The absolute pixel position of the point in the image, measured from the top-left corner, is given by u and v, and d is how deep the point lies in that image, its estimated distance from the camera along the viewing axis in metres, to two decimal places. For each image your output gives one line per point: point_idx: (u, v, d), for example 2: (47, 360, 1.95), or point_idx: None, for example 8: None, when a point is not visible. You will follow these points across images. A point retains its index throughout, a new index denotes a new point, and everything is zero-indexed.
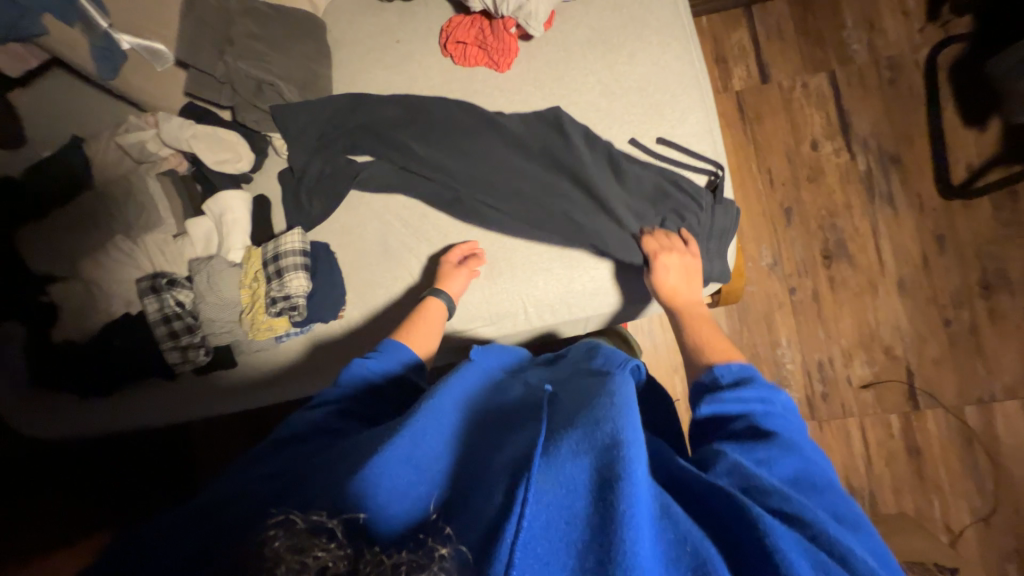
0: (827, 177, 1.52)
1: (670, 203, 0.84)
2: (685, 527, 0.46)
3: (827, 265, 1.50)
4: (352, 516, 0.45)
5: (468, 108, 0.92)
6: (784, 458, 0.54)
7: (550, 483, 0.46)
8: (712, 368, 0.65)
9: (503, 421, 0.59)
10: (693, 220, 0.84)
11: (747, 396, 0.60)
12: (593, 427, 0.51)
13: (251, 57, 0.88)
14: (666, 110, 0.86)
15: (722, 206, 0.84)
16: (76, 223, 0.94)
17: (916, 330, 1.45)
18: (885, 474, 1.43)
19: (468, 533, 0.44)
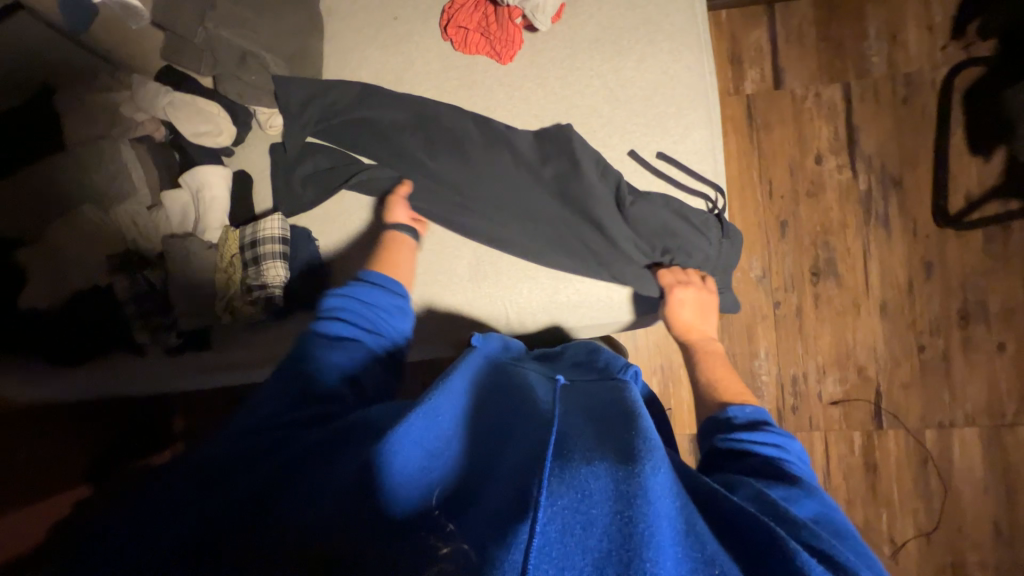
0: (827, 193, 1.50)
1: (680, 236, 0.82)
2: (709, 545, 0.43)
3: (815, 282, 1.51)
4: (373, 501, 0.48)
5: (474, 117, 0.87)
6: (802, 497, 0.54)
7: (565, 488, 0.44)
8: (727, 408, 0.68)
9: (517, 413, 0.58)
10: (699, 255, 0.84)
11: (760, 436, 0.62)
12: (606, 438, 0.50)
13: (235, 25, 0.83)
14: (670, 123, 0.83)
15: (729, 241, 0.85)
16: (41, 184, 0.89)
17: (891, 354, 1.48)
18: (841, 486, 1.49)
19: (472, 532, 0.44)
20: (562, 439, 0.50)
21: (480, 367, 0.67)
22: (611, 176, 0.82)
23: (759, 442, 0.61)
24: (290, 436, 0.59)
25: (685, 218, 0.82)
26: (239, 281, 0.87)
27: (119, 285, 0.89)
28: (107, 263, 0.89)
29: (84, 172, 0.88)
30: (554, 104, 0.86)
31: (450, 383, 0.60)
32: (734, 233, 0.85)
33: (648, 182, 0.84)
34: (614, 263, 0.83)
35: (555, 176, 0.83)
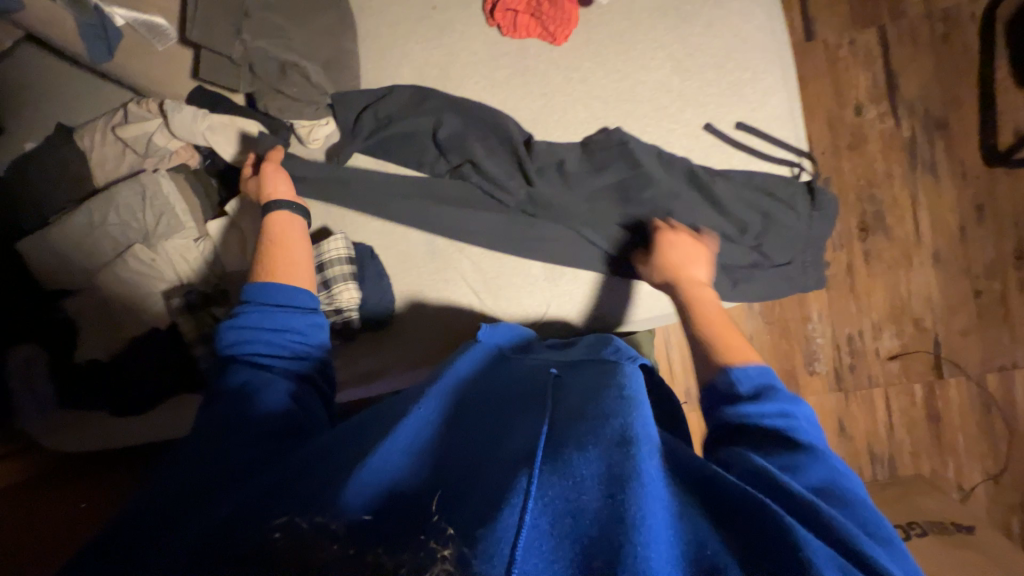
0: (869, 144, 1.45)
1: (769, 215, 0.76)
2: (693, 530, 0.39)
3: (863, 238, 1.47)
4: (357, 520, 0.39)
5: (523, 130, 0.82)
6: (810, 461, 0.47)
7: (556, 475, 0.41)
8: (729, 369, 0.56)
9: (507, 408, 0.53)
10: (788, 234, 0.77)
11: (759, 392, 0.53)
12: (601, 420, 0.46)
13: (270, 34, 0.77)
14: (746, 90, 0.78)
15: (820, 214, 0.77)
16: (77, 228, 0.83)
17: (947, 302, 1.45)
18: (905, 439, 1.49)
19: (467, 523, 0.39)
20: (549, 426, 0.47)
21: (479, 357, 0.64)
22: (670, 178, 0.78)
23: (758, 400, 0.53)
24: (233, 457, 0.50)
25: (765, 198, 0.77)
26: None
27: (184, 327, 0.84)
28: (168, 306, 0.85)
29: (132, 212, 0.84)
30: (617, 83, 0.81)
31: (445, 381, 0.56)
32: (829, 201, 0.77)
33: (728, 156, 0.78)
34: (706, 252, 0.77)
35: (603, 184, 0.79)
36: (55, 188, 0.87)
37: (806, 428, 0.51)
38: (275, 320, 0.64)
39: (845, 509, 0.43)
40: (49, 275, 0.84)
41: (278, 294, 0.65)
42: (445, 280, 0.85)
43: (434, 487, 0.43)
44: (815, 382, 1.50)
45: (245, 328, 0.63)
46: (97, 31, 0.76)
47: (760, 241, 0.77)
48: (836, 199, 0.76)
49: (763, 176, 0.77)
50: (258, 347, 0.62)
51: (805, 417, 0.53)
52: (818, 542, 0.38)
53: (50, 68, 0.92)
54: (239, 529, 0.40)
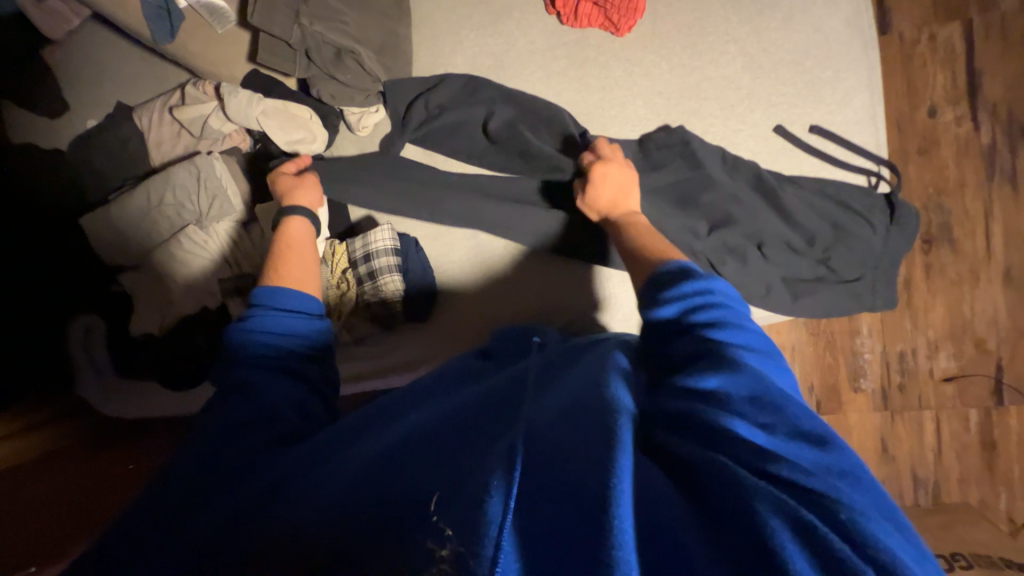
0: (941, 149, 1.34)
1: (840, 226, 0.71)
2: (660, 491, 0.40)
3: (926, 250, 1.37)
4: (350, 527, 0.40)
5: (579, 122, 0.79)
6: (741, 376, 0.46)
7: (534, 466, 0.41)
8: (666, 285, 0.56)
9: (491, 392, 0.54)
10: (857, 248, 0.72)
11: (690, 314, 0.53)
12: (577, 412, 0.45)
13: (326, 17, 0.74)
14: (825, 91, 0.74)
15: (894, 231, 0.72)
16: (134, 207, 0.85)
17: (1014, 325, 1.36)
18: (954, 465, 1.41)
19: (452, 511, 0.37)
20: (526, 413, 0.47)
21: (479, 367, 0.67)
22: (731, 185, 0.73)
23: (689, 322, 0.53)
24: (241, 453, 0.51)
25: (835, 208, 0.72)
26: (355, 297, 0.82)
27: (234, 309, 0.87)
28: (220, 287, 0.87)
29: (187, 193, 0.86)
30: (682, 79, 0.77)
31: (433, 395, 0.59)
32: (908, 217, 0.72)
33: (799, 160, 0.74)
34: (767, 261, 0.72)
35: (655, 187, 0.73)
36: (117, 167, 0.90)
37: (734, 334, 0.51)
38: (282, 323, 0.63)
39: (776, 414, 0.43)
40: (109, 250, 0.87)
41: (284, 298, 0.65)
42: (491, 277, 0.85)
43: (418, 480, 0.42)
44: (859, 400, 1.42)
45: (249, 332, 0.62)
46: (159, 9, 0.74)
47: (828, 253, 0.72)
48: (918, 214, 0.71)
49: (835, 182, 0.73)
50: (269, 347, 0.61)
51: (735, 320, 0.52)
52: (755, 479, 0.38)
53: (109, 47, 0.94)
54: (245, 532, 0.42)
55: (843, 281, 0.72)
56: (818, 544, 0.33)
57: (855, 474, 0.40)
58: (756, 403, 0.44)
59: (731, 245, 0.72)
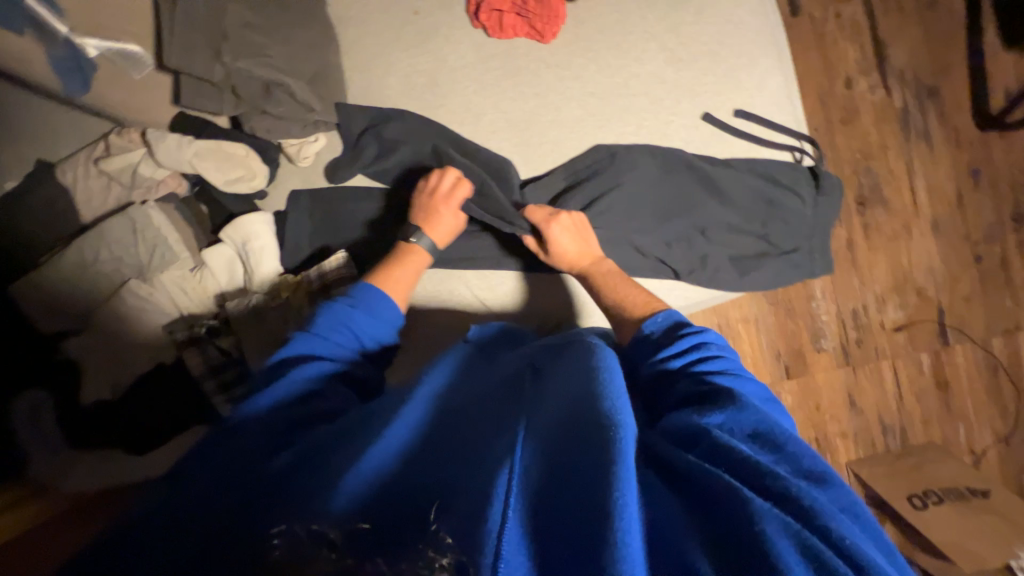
0: (862, 117, 1.44)
1: (773, 202, 0.76)
2: (665, 513, 0.45)
3: (862, 212, 1.46)
4: (354, 526, 0.45)
5: (519, 130, 0.81)
6: (739, 410, 0.51)
7: (540, 473, 0.48)
8: (642, 325, 0.64)
9: (493, 409, 0.60)
10: (791, 221, 0.76)
11: (689, 358, 0.59)
12: (584, 412, 0.52)
13: (250, 52, 0.74)
14: (742, 76, 0.78)
15: (822, 199, 0.76)
16: (70, 268, 0.80)
17: (948, 270, 1.47)
18: (916, 409, 1.50)
19: (458, 532, 0.45)
20: (531, 428, 0.53)
21: (476, 365, 0.71)
22: (667, 179, 0.76)
23: (690, 365, 0.58)
24: (230, 461, 0.53)
25: (767, 186, 0.76)
26: None
27: (191, 361, 0.82)
28: (172, 339, 0.84)
29: (124, 247, 0.82)
30: (611, 78, 0.80)
31: (422, 398, 0.62)
32: (832, 184, 0.77)
33: (730, 144, 0.78)
34: (711, 243, 0.75)
35: (599, 193, 0.76)
36: (42, 229, 0.84)
37: (733, 378, 0.56)
38: (359, 323, 0.71)
39: (783, 454, 0.47)
40: (48, 317, 0.81)
41: (367, 298, 0.73)
42: (450, 290, 0.86)
43: (424, 492, 0.49)
44: (823, 359, 1.49)
45: (335, 316, 0.70)
46: (70, 63, 0.71)
47: (766, 227, 0.76)
48: (840, 180, 0.76)
49: (764, 161, 0.77)
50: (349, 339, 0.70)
51: (732, 366, 0.59)
52: (764, 501, 0.42)
53: None
54: (243, 530, 0.46)
55: (783, 253, 0.76)
56: (814, 556, 0.38)
57: (852, 509, 0.44)
58: (759, 440, 0.48)
59: (675, 234, 0.75)
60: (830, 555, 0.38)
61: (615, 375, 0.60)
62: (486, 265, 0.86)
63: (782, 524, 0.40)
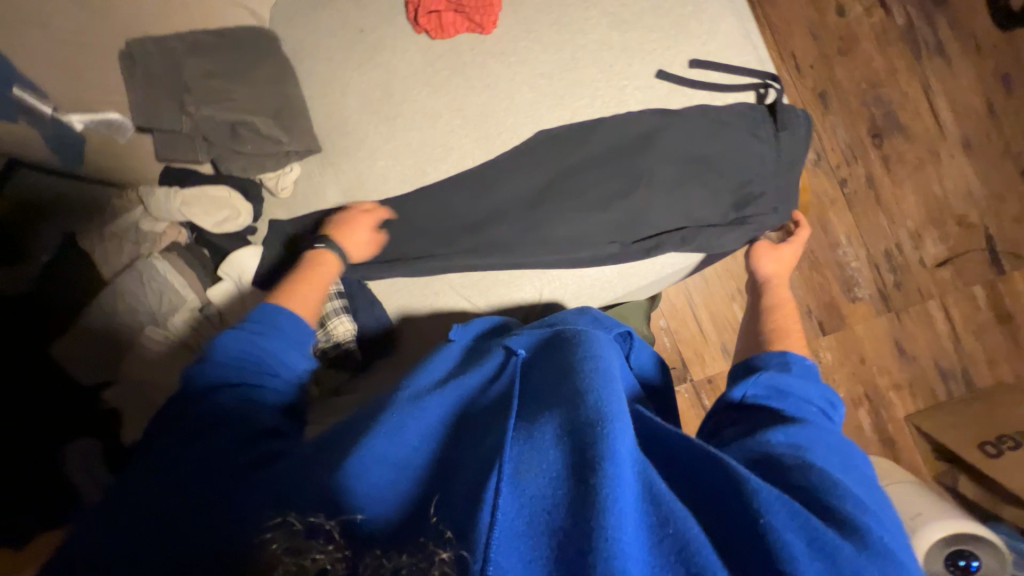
0: (862, 44, 1.34)
1: (727, 143, 0.73)
2: (668, 507, 0.47)
3: (878, 145, 1.36)
4: (350, 517, 0.48)
5: (474, 127, 0.82)
6: (819, 433, 0.61)
7: (529, 472, 0.49)
8: (787, 353, 0.73)
9: (489, 407, 0.61)
10: (758, 163, 0.73)
11: (806, 393, 0.67)
12: (576, 407, 0.53)
13: (215, 99, 0.80)
14: (693, 25, 0.75)
15: (788, 131, 0.73)
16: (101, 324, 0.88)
17: (990, 192, 1.33)
18: (977, 348, 1.36)
19: (457, 525, 0.46)
20: (519, 426, 0.55)
21: (466, 358, 0.74)
22: (623, 153, 0.75)
23: (806, 396, 0.67)
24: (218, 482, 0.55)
25: (722, 138, 0.73)
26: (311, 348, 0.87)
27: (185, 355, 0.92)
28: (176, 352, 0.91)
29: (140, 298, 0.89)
30: (558, 55, 0.78)
31: (432, 411, 0.62)
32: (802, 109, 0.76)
33: (690, 97, 0.74)
34: (704, 189, 0.73)
35: (582, 164, 0.77)
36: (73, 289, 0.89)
37: (829, 422, 0.65)
38: (275, 346, 0.70)
39: (861, 483, 0.57)
40: (82, 368, 0.87)
41: (280, 317, 0.72)
42: (435, 293, 0.86)
43: (416, 505, 0.51)
44: (860, 309, 1.40)
45: (240, 342, 0.68)
46: (59, 138, 0.78)
47: (742, 180, 0.73)
48: (802, 110, 0.73)
49: (729, 108, 0.74)
50: (261, 368, 0.69)
51: (829, 415, 0.67)
52: (773, 493, 0.49)
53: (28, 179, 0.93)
54: (249, 527, 0.48)
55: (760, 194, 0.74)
56: (813, 529, 0.47)
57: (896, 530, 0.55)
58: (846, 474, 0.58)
59: (644, 202, 0.74)
60: (834, 544, 0.46)
61: (605, 364, 0.60)
62: (461, 266, 0.82)
63: (790, 519, 0.47)
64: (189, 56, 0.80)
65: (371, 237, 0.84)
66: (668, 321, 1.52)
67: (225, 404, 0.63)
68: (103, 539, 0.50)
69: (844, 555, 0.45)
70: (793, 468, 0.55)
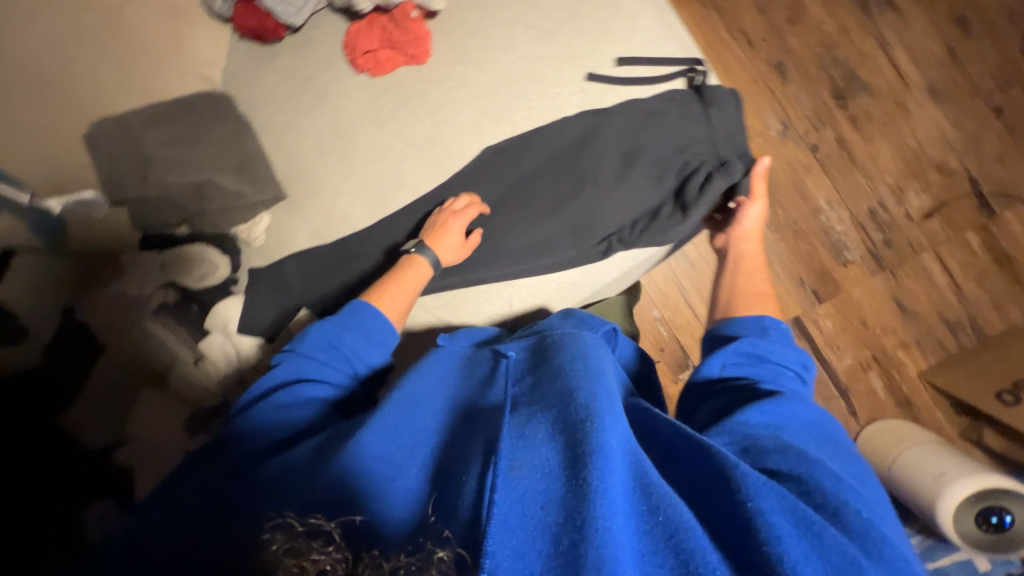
0: (809, 10, 1.35)
1: (663, 129, 0.75)
2: (657, 497, 0.48)
3: (843, 106, 1.35)
4: (349, 518, 0.47)
5: (423, 154, 0.85)
6: (795, 402, 0.62)
7: (523, 469, 0.48)
8: (765, 316, 0.73)
9: (481, 411, 0.62)
10: (696, 144, 0.76)
11: (782, 357, 0.68)
12: (566, 405, 0.54)
13: (179, 164, 0.86)
14: (614, 25, 0.77)
15: (717, 108, 0.76)
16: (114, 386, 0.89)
17: (966, 135, 1.30)
18: (981, 295, 1.32)
19: (456, 528, 0.47)
20: (513, 422, 0.55)
21: (460, 361, 0.73)
22: (570, 155, 0.77)
23: (782, 359, 0.68)
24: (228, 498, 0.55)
25: (657, 123, 0.76)
26: None
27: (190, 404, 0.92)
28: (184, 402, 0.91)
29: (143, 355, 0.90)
30: (491, 73, 0.81)
31: (427, 417, 0.63)
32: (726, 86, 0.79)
33: (621, 94, 0.77)
34: (649, 176, 0.76)
35: (531, 172, 0.79)
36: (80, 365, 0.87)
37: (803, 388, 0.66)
38: (349, 349, 0.72)
39: (832, 452, 0.58)
40: (94, 430, 0.87)
41: (357, 320, 0.73)
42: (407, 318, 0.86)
43: (416, 505, 0.51)
44: (853, 271, 1.38)
45: (325, 335, 0.71)
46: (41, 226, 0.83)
47: (682, 163, 0.76)
48: (729, 87, 0.75)
49: (658, 96, 0.76)
50: (327, 365, 0.71)
51: (803, 378, 0.68)
52: (757, 477, 0.49)
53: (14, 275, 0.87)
54: (249, 526, 0.49)
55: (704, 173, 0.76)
56: (799, 513, 0.47)
57: (876, 499, 0.55)
58: (821, 446, 0.59)
59: (592, 199, 0.76)
60: (820, 525, 0.46)
61: (596, 364, 0.62)
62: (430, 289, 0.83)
63: (779, 504, 0.47)
64: (150, 128, 0.85)
65: (462, 240, 0.79)
66: (661, 311, 1.51)
67: (266, 412, 0.66)
68: (131, 548, 0.52)
69: (829, 534, 0.45)
70: (772, 451, 0.55)
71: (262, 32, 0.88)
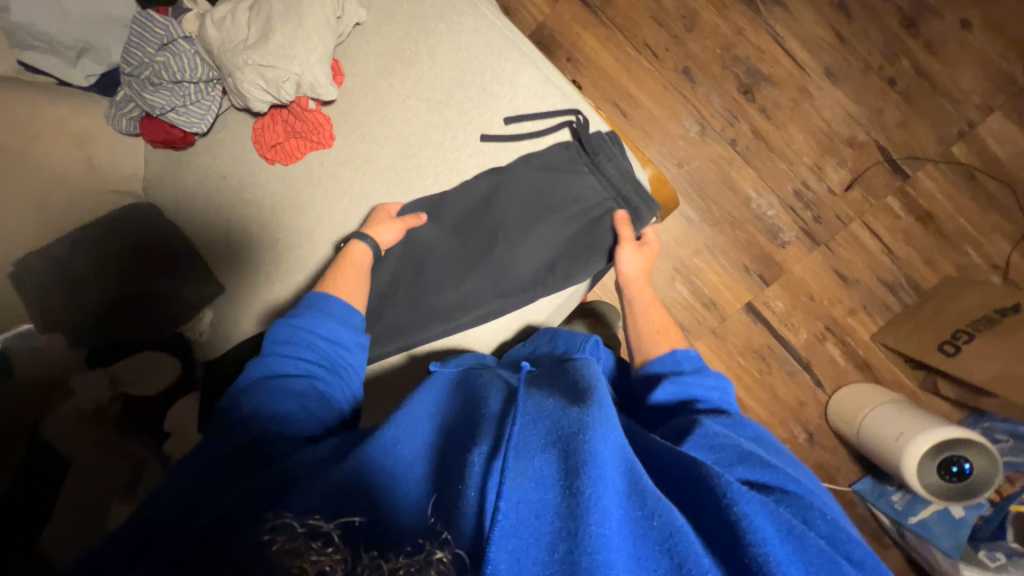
0: (703, 16, 1.42)
1: (557, 180, 0.86)
2: (650, 502, 0.48)
3: (752, 99, 1.42)
4: (349, 520, 0.49)
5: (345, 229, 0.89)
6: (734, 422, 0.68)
7: (521, 479, 0.49)
8: (677, 351, 0.78)
9: (479, 415, 0.62)
10: (589, 190, 0.86)
11: (703, 384, 0.73)
12: (564, 415, 0.55)
13: (110, 280, 0.89)
14: (494, 87, 0.87)
15: (603, 156, 0.85)
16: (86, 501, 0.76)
17: (867, 109, 1.38)
18: (912, 253, 1.39)
19: (459, 535, 0.47)
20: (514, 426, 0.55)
21: (456, 381, 0.74)
22: (484, 211, 0.86)
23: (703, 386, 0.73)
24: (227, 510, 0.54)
25: (553, 176, 0.86)
26: None
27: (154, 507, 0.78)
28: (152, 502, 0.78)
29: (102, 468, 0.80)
30: (396, 146, 0.89)
31: (425, 430, 0.63)
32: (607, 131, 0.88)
33: (515, 150, 0.87)
34: (552, 219, 0.86)
35: (451, 231, 0.87)
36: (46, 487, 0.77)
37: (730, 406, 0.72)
38: (323, 335, 0.74)
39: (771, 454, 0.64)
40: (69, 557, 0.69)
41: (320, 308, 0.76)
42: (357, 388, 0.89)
43: (416, 510, 0.51)
44: (792, 251, 1.44)
45: (285, 331, 0.73)
46: None
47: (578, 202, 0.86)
48: (608, 133, 0.84)
49: (547, 152, 0.86)
50: (297, 348, 0.72)
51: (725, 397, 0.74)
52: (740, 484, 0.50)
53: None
54: (244, 531, 0.49)
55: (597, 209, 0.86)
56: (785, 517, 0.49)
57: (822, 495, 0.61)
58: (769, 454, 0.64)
59: (506, 248, 0.85)
60: (799, 529, 0.48)
61: (600, 380, 0.63)
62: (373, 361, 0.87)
63: (762, 508, 0.49)
64: (69, 250, 0.86)
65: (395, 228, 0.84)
66: None
67: (250, 411, 0.67)
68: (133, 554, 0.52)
69: (809, 537, 0.48)
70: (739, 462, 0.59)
71: (170, 141, 0.94)
